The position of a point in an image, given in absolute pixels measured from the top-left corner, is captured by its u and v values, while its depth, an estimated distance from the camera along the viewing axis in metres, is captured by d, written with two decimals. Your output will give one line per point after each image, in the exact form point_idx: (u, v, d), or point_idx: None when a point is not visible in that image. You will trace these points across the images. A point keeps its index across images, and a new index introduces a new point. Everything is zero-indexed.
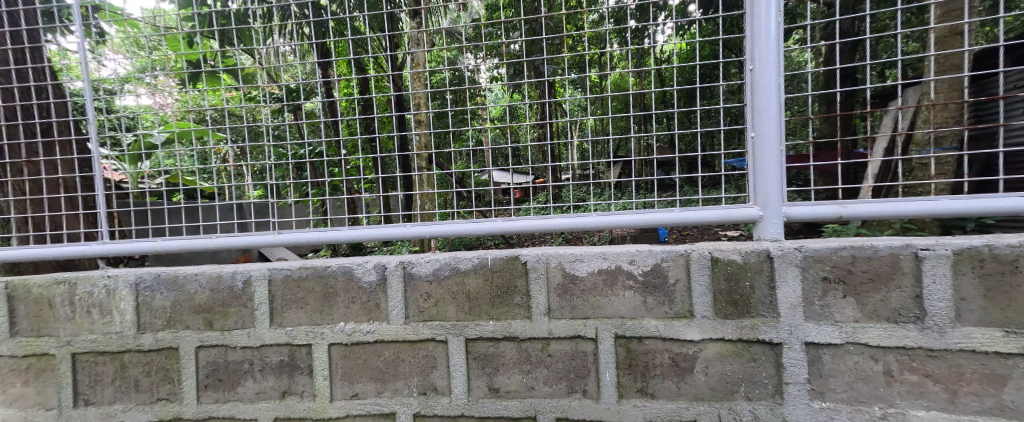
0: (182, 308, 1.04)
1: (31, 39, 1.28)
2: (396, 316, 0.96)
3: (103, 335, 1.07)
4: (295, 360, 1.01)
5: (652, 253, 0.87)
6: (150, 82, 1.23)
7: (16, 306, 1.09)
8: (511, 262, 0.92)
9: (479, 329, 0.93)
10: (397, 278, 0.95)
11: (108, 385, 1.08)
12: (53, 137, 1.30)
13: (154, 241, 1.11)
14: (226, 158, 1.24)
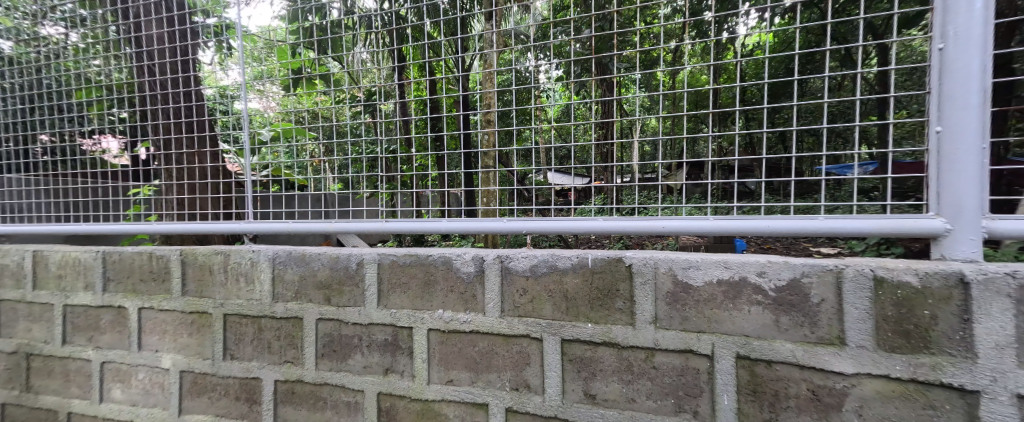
0: (307, 283, 1.18)
1: (183, 57, 1.56)
2: (492, 308, 0.98)
3: (247, 301, 1.25)
4: (397, 341, 1.08)
5: (788, 266, 0.76)
6: (263, 89, 1.43)
7: (187, 270, 1.32)
8: (613, 264, 0.87)
9: (577, 330, 0.90)
10: (494, 271, 0.97)
11: (248, 344, 1.27)
12: (198, 132, 1.60)
13: (286, 223, 1.32)
14: (316, 154, 1.37)
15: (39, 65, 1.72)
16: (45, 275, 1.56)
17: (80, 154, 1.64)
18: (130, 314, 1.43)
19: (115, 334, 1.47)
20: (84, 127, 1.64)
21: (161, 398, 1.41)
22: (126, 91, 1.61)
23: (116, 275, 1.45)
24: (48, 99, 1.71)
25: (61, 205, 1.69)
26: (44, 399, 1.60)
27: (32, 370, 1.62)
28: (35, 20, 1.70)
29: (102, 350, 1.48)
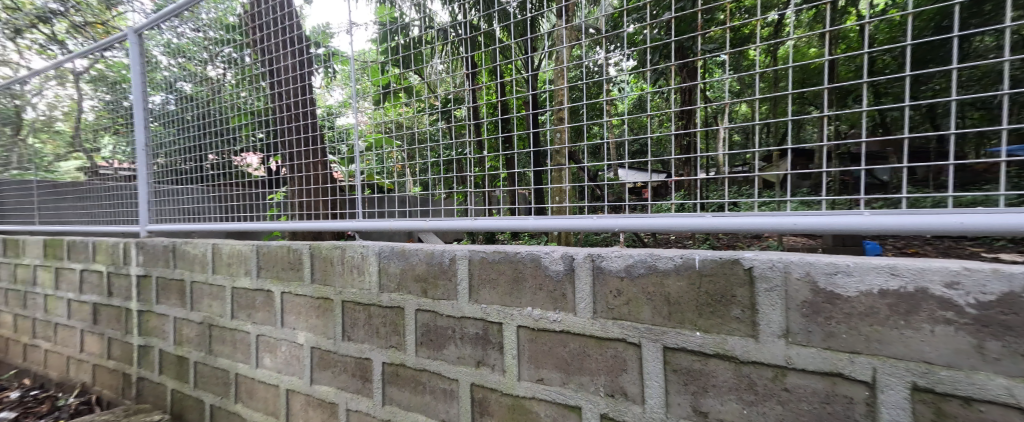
0: (407, 276, 1.26)
1: (300, 82, 1.84)
2: (583, 309, 0.94)
3: (360, 290, 1.39)
4: (488, 335, 1.10)
5: (1001, 275, 0.56)
6: (357, 105, 1.64)
7: (314, 261, 1.52)
8: (727, 266, 0.77)
9: (682, 338, 0.82)
10: (586, 271, 0.94)
11: (361, 328, 1.40)
12: (310, 145, 1.86)
13: (388, 223, 1.45)
14: (399, 160, 1.53)
15: (208, 99, 2.18)
16: (218, 262, 1.95)
17: (232, 167, 2.08)
18: (275, 296, 1.70)
19: (266, 312, 1.76)
20: (235, 145, 2.06)
21: (297, 368, 1.65)
22: (264, 115, 1.97)
23: (266, 265, 1.73)
24: (213, 125, 2.15)
25: (223, 207, 2.16)
26: (222, 360, 1.98)
27: (214, 337, 2.02)
28: (209, 66, 2.17)
29: (257, 325, 1.79)
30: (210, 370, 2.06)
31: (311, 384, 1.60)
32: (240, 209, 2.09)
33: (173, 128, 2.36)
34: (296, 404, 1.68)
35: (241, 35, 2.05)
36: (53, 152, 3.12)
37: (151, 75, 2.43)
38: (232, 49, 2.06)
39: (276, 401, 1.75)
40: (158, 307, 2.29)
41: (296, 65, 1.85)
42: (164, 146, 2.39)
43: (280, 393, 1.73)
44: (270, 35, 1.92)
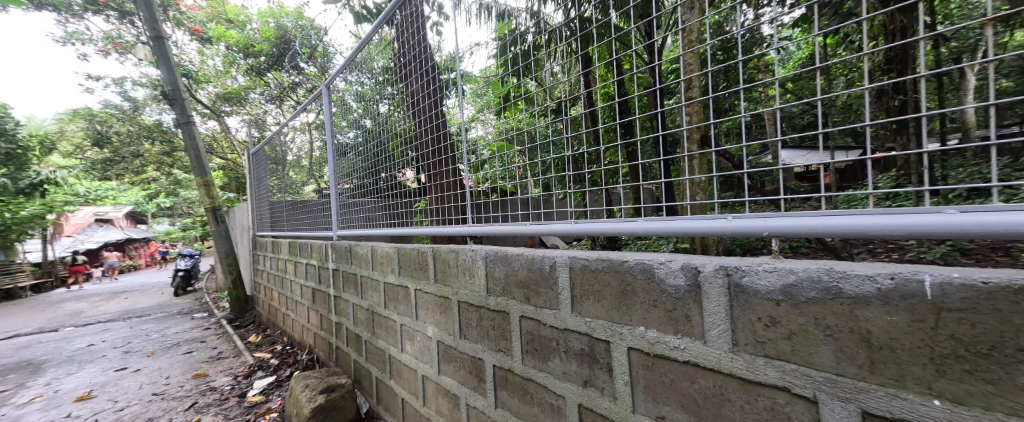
0: (509, 280, 1.59)
1: (433, 107, 2.38)
2: (720, 341, 0.84)
3: (471, 291, 1.85)
4: (594, 352, 1.18)
5: None
6: (483, 119, 1.88)
7: (439, 265, 2.11)
8: (972, 297, 0.56)
9: (876, 400, 0.64)
10: (719, 287, 0.84)
11: (472, 329, 1.85)
12: (451, 158, 2.22)
13: (494, 226, 1.71)
14: (520, 163, 1.66)
15: (391, 129, 2.93)
16: (375, 260, 2.93)
17: (398, 182, 2.93)
18: (411, 292, 2.49)
19: (406, 305, 2.57)
20: (398, 165, 2.90)
21: (427, 358, 2.36)
22: (411, 138, 2.70)
23: (404, 264, 2.56)
24: (394, 149, 2.90)
25: (388, 212, 3.07)
26: (380, 343, 2.94)
27: (375, 323, 3.02)
28: (376, 105, 3.13)
29: (401, 316, 2.62)
30: (374, 351, 3.08)
31: (438, 374, 2.26)
32: (402, 212, 2.96)
33: (372, 153, 3.24)
34: (429, 389, 2.39)
35: (392, 74, 2.88)
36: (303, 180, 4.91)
37: (347, 118, 3.70)
38: (388, 88, 2.94)
39: (415, 384, 2.52)
40: (347, 298, 3.49)
41: (427, 90, 2.44)
42: (351, 170, 3.67)
43: (417, 377, 2.48)
44: (412, 75, 2.66)
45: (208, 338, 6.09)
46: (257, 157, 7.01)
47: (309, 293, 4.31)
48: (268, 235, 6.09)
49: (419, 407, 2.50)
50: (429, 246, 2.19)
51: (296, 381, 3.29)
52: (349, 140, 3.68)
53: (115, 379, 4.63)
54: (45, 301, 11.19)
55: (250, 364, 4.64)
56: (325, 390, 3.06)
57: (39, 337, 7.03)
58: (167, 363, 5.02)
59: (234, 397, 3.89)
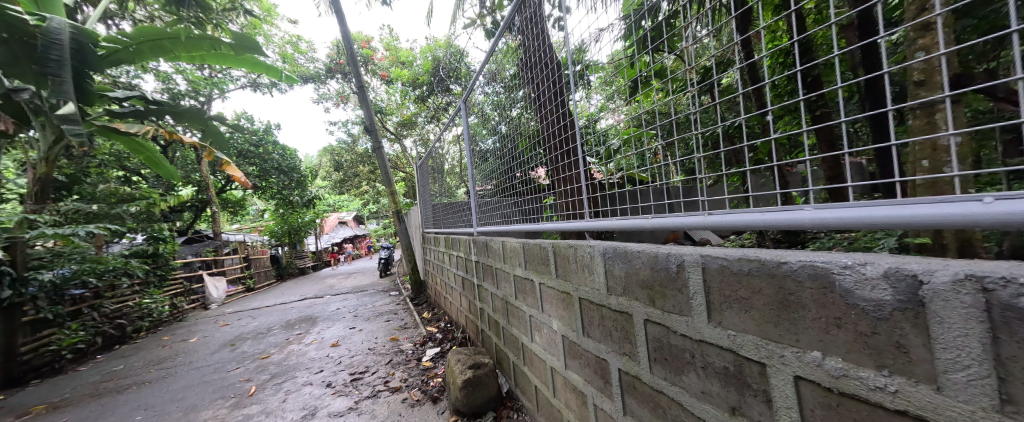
0: (631, 280, 1.61)
1: (560, 103, 2.35)
2: (963, 386, 0.64)
3: (591, 288, 1.93)
4: (744, 374, 1.09)
5: None
6: (615, 107, 1.80)
7: (558, 262, 2.25)
8: None
9: None
10: (963, 303, 0.63)
11: (596, 328, 1.92)
12: (572, 153, 2.24)
13: (611, 222, 1.72)
14: (658, 150, 1.53)
15: (519, 131, 3.07)
16: (506, 254, 3.13)
17: (530, 181, 2.99)
18: (536, 284, 2.60)
19: (532, 297, 2.70)
20: (529, 164, 2.95)
21: (555, 350, 2.42)
22: (538, 138, 2.75)
23: (529, 259, 2.68)
24: (520, 153, 3.09)
25: (521, 211, 3.18)
26: (513, 330, 3.12)
27: (508, 312, 3.21)
28: (505, 110, 3.32)
29: (529, 307, 2.75)
30: (510, 337, 3.26)
31: (565, 368, 2.30)
32: (532, 209, 3.00)
33: (503, 155, 3.48)
34: (558, 382, 2.43)
35: (519, 80, 3.00)
36: (451, 184, 5.59)
37: (483, 126, 3.97)
38: (517, 92, 3.04)
39: (546, 374, 2.60)
40: (485, 287, 3.84)
41: (553, 88, 2.45)
42: (489, 173, 3.95)
43: (547, 368, 2.56)
44: (538, 75, 2.70)
45: (400, 312, 7.69)
46: (421, 167, 8.28)
47: (459, 280, 4.90)
48: (431, 231, 7.21)
49: (550, 396, 2.57)
50: (550, 242, 2.32)
51: (451, 354, 3.69)
52: (485, 146, 4.01)
53: (345, 335, 6.31)
54: (313, 280, 16.12)
55: (424, 335, 5.61)
56: (473, 366, 3.36)
57: (314, 301, 10.25)
58: (374, 328, 6.54)
59: (414, 359, 4.77)
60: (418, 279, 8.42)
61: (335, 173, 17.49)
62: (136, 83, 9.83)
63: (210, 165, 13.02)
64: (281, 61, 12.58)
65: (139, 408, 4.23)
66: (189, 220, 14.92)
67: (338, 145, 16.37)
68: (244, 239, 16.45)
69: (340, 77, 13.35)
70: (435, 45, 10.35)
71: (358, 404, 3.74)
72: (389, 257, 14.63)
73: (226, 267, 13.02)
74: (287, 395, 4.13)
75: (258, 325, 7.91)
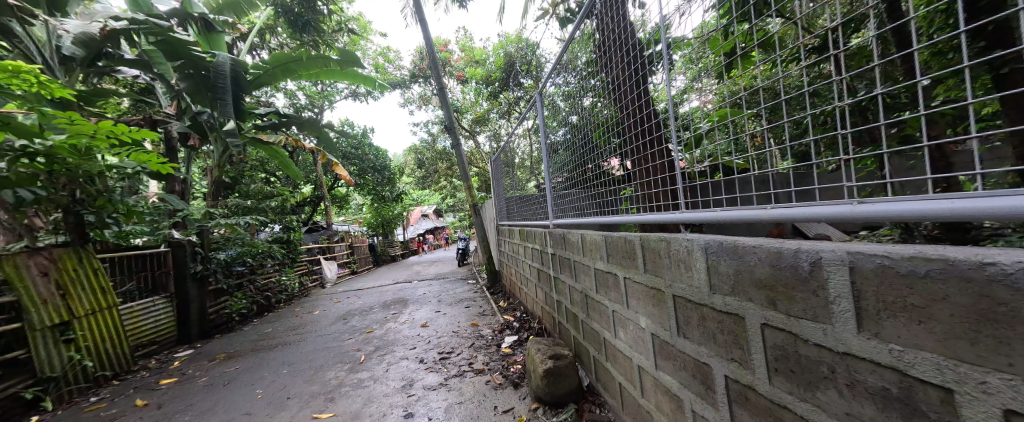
0: (744, 278, 1.45)
1: (639, 88, 2.24)
2: None
3: (689, 285, 1.78)
4: (914, 400, 0.92)
5: None
6: (702, 87, 1.74)
7: (648, 256, 2.12)
8: None
9: None
10: None
11: (695, 329, 1.77)
12: (657, 139, 2.12)
13: (715, 213, 1.54)
14: (757, 130, 1.47)
15: (591, 120, 3.08)
16: (585, 247, 3.07)
17: (603, 171, 2.95)
18: (621, 279, 2.50)
19: (616, 292, 2.60)
20: (603, 154, 2.92)
21: (643, 348, 2.29)
22: (614, 126, 2.67)
23: (612, 252, 2.59)
24: (592, 144, 3.10)
25: (596, 202, 3.13)
26: (595, 325, 3.03)
27: (589, 306, 3.14)
28: (580, 100, 3.29)
29: (612, 302, 2.65)
30: (590, 331, 3.17)
31: (656, 369, 2.16)
32: (607, 200, 2.94)
33: (575, 144, 3.52)
34: (647, 382, 2.29)
35: (593, 66, 2.94)
36: (525, 177, 5.63)
37: (555, 118, 4.09)
38: (591, 79, 2.99)
39: (632, 372, 2.47)
40: (562, 279, 3.81)
41: (628, 73, 2.37)
42: (561, 165, 3.97)
43: (633, 366, 2.43)
44: (613, 61, 2.62)
45: (478, 299, 8.07)
46: (497, 162, 8.55)
47: (535, 272, 4.94)
48: (505, 224, 7.41)
49: (637, 396, 2.44)
50: (637, 234, 2.21)
51: (531, 343, 3.72)
52: (556, 139, 4.09)
53: (432, 317, 6.82)
54: (402, 267, 17.72)
55: (502, 322, 5.79)
56: (553, 357, 3.32)
57: (405, 285, 11.28)
58: (456, 313, 6.94)
59: (494, 344, 4.94)
60: (493, 269, 8.73)
61: (420, 170, 18.95)
62: (269, 101, 11.81)
63: (324, 165, 15.07)
64: (375, 71, 14.01)
65: (280, 364, 5.08)
66: (306, 213, 17.42)
67: (421, 144, 17.72)
68: (348, 229, 18.63)
69: (422, 82, 14.39)
70: (506, 42, 10.55)
71: (447, 381, 4.00)
72: (467, 248, 15.41)
73: (336, 253, 14.96)
74: (387, 366, 4.60)
75: (361, 303, 8.97)
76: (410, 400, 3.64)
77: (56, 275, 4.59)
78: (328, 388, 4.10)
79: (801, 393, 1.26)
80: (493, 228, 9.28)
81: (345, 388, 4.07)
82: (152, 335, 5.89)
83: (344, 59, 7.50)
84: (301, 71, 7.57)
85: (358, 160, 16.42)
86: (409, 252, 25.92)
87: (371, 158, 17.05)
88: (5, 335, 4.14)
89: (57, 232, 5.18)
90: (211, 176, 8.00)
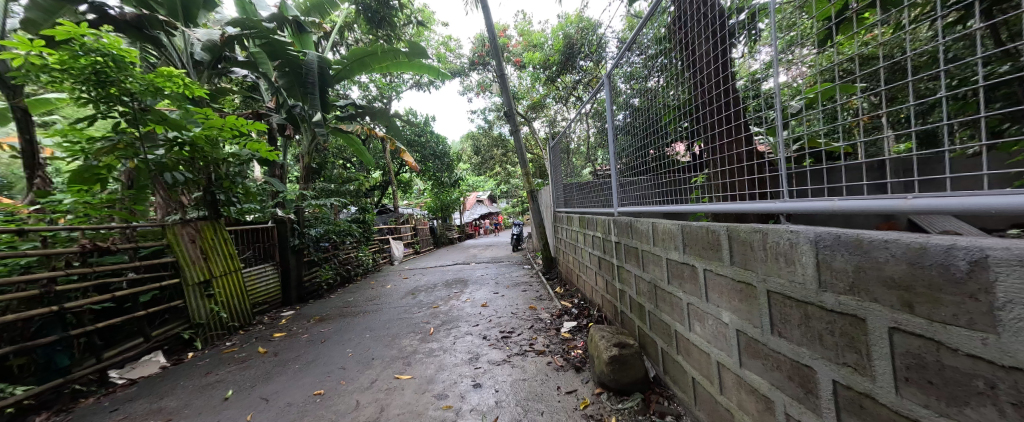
0: (865, 275, 1.31)
1: (721, 66, 2.33)
2: None
3: (788, 279, 1.64)
4: None
5: None
6: (793, 58, 1.75)
7: (736, 246, 1.99)
8: None
9: None
10: None
11: (795, 328, 1.64)
12: (736, 121, 2.23)
13: (834, 202, 1.46)
14: (862, 109, 1.50)
15: (656, 102, 3.11)
16: (656, 236, 2.95)
17: (668, 157, 2.98)
18: (699, 270, 2.37)
19: (692, 283, 2.48)
20: (669, 139, 2.93)
21: (724, 344, 2.16)
22: (687, 109, 2.69)
23: (689, 242, 2.47)
24: (656, 127, 3.12)
25: (659, 191, 3.14)
26: (665, 316, 2.92)
27: (658, 297, 3.03)
28: (650, 78, 3.21)
29: (688, 294, 2.53)
30: (658, 322, 3.07)
31: (741, 367, 2.03)
32: (672, 189, 2.95)
33: (638, 124, 3.53)
34: (728, 379, 2.16)
35: (666, 42, 2.90)
36: (584, 163, 5.52)
37: (616, 100, 4.07)
38: (662, 57, 2.96)
39: (709, 368, 2.34)
40: (626, 267, 3.73)
41: (713, 50, 2.39)
42: (622, 149, 3.97)
43: (711, 362, 2.31)
44: (695, 35, 2.59)
45: (534, 283, 8.20)
46: (554, 148, 8.43)
47: (595, 259, 4.90)
48: (563, 210, 7.42)
49: (714, 394, 2.31)
50: (723, 225, 2.07)
51: (594, 330, 3.70)
52: (619, 121, 4.04)
53: (491, 298, 7.08)
54: (461, 249, 18.56)
55: (560, 308, 5.81)
56: (618, 345, 3.27)
57: (463, 266, 11.85)
58: (514, 296, 7.12)
59: (553, 328, 5.02)
60: (549, 256, 8.78)
61: (476, 157, 19.37)
62: (346, 93, 12.78)
63: (392, 152, 16.03)
64: (436, 61, 14.39)
65: (363, 328, 5.71)
66: (375, 197, 18.74)
67: (477, 131, 17.90)
68: (412, 212, 19.70)
69: (480, 69, 14.35)
70: (564, 24, 10.08)
71: (509, 358, 4.16)
72: (522, 233, 15.64)
73: (403, 234, 16.07)
74: (453, 339, 4.92)
75: (425, 281, 9.64)
76: (477, 371, 3.86)
77: (201, 242, 5.56)
78: (405, 353, 4.51)
79: (942, 406, 1.13)
80: (549, 215, 9.28)
81: (418, 355, 4.44)
82: (264, 296, 6.96)
83: (412, 51, 8.20)
84: (374, 65, 8.38)
85: (420, 147, 17.25)
86: (464, 236, 26.73)
87: (432, 145, 17.77)
88: (168, 288, 5.09)
89: (195, 208, 6.24)
90: (302, 162, 9.08)
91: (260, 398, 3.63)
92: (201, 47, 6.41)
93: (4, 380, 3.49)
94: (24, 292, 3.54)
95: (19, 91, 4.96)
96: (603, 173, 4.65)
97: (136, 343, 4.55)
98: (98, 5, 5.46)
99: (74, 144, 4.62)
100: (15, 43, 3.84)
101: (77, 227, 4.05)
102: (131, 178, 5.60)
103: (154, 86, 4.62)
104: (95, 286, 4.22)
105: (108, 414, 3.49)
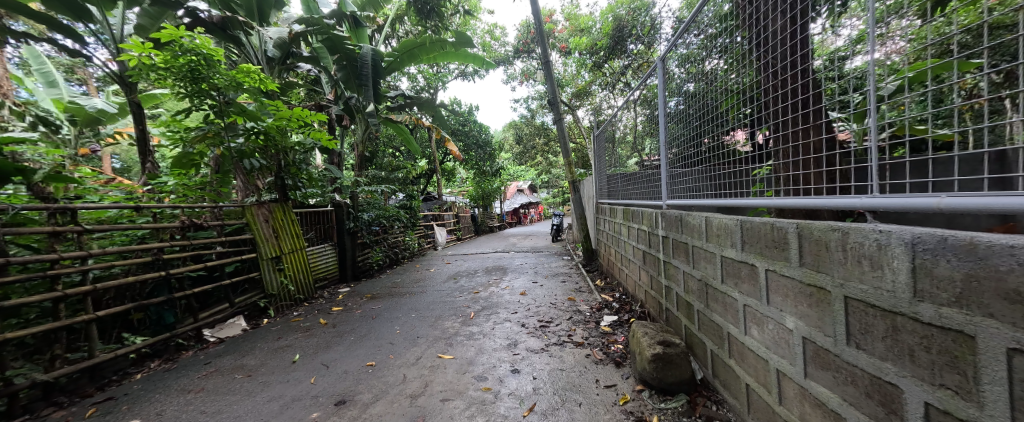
0: (979, 286, 1.11)
1: (798, 42, 2.06)
2: None
3: (872, 286, 1.45)
4: None
5: None
6: (890, 31, 1.49)
7: (808, 245, 1.78)
8: None
9: None
10: None
11: (879, 341, 1.44)
12: (810, 107, 1.98)
13: (938, 199, 1.25)
14: (979, 90, 1.25)
15: (717, 86, 2.86)
16: (710, 231, 2.75)
17: (726, 146, 2.75)
18: (760, 270, 2.18)
19: (751, 284, 2.29)
20: (729, 126, 2.70)
21: (786, 351, 1.97)
22: (750, 93, 2.46)
23: (750, 239, 2.27)
24: (714, 114, 2.89)
25: (715, 184, 2.93)
26: (716, 317, 2.73)
27: (708, 296, 2.85)
28: (710, 60, 2.97)
29: (744, 295, 2.34)
30: (709, 323, 2.89)
31: (805, 377, 1.84)
32: (731, 182, 2.73)
33: (692, 111, 3.28)
34: (788, 389, 1.98)
35: (732, 19, 2.66)
36: (630, 154, 5.31)
37: (669, 86, 3.82)
38: (725, 36, 2.73)
39: (766, 375, 2.16)
40: (674, 263, 3.54)
41: (787, 26, 2.14)
42: (673, 138, 3.74)
43: (769, 369, 2.12)
44: (765, 10, 2.33)
45: (573, 275, 8.09)
46: (598, 137, 8.14)
47: (639, 254, 4.71)
48: (606, 203, 7.16)
49: (772, 403, 2.13)
50: (793, 222, 1.87)
51: (637, 325, 3.57)
52: (670, 108, 3.79)
53: (530, 287, 7.08)
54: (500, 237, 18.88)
55: (600, 301, 5.66)
56: (663, 343, 3.13)
57: (503, 254, 11.99)
58: (553, 286, 7.08)
59: (593, 321, 4.92)
60: (590, 248, 8.55)
61: (519, 146, 19.28)
62: (396, 83, 13.21)
63: (439, 141, 16.43)
64: (481, 50, 14.36)
65: (409, 308, 5.99)
66: (422, 185, 19.41)
67: (520, 119, 17.74)
68: (455, 200, 20.13)
69: (525, 57, 14.09)
70: (614, 5, 9.48)
71: (548, 347, 4.15)
72: (563, 224, 15.37)
73: (446, 221, 16.56)
74: (493, 325, 4.99)
75: (466, 267, 9.88)
76: (516, 358, 3.89)
77: (273, 222, 6.11)
78: (447, 335, 4.67)
79: None
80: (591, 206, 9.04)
81: (460, 337, 4.57)
82: (324, 272, 7.53)
83: (459, 41, 8.27)
84: (422, 56, 8.56)
85: (464, 136, 17.50)
86: (503, 225, 26.81)
87: (475, 134, 17.98)
88: (248, 260, 5.64)
89: (267, 191, 6.73)
90: (357, 149, 9.60)
91: (321, 364, 3.95)
92: (274, 44, 6.90)
93: (127, 330, 4.11)
94: (139, 259, 4.11)
95: (135, 88, 5.54)
96: (651, 163, 4.41)
97: (223, 307, 5.14)
98: (192, 10, 6.10)
99: (175, 133, 5.31)
100: (131, 46, 4.42)
101: (179, 204, 4.61)
102: (218, 164, 6.46)
103: (235, 81, 5.06)
104: (192, 257, 4.76)
105: (201, 366, 3.98)
